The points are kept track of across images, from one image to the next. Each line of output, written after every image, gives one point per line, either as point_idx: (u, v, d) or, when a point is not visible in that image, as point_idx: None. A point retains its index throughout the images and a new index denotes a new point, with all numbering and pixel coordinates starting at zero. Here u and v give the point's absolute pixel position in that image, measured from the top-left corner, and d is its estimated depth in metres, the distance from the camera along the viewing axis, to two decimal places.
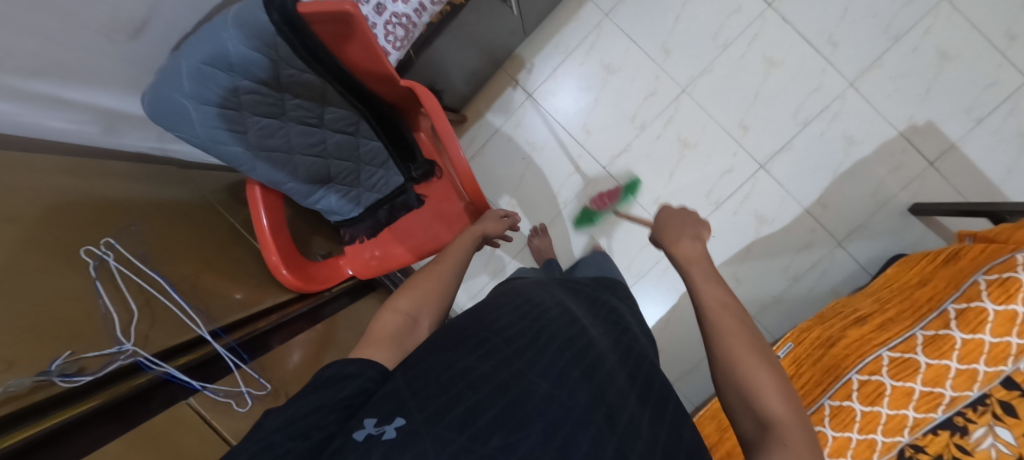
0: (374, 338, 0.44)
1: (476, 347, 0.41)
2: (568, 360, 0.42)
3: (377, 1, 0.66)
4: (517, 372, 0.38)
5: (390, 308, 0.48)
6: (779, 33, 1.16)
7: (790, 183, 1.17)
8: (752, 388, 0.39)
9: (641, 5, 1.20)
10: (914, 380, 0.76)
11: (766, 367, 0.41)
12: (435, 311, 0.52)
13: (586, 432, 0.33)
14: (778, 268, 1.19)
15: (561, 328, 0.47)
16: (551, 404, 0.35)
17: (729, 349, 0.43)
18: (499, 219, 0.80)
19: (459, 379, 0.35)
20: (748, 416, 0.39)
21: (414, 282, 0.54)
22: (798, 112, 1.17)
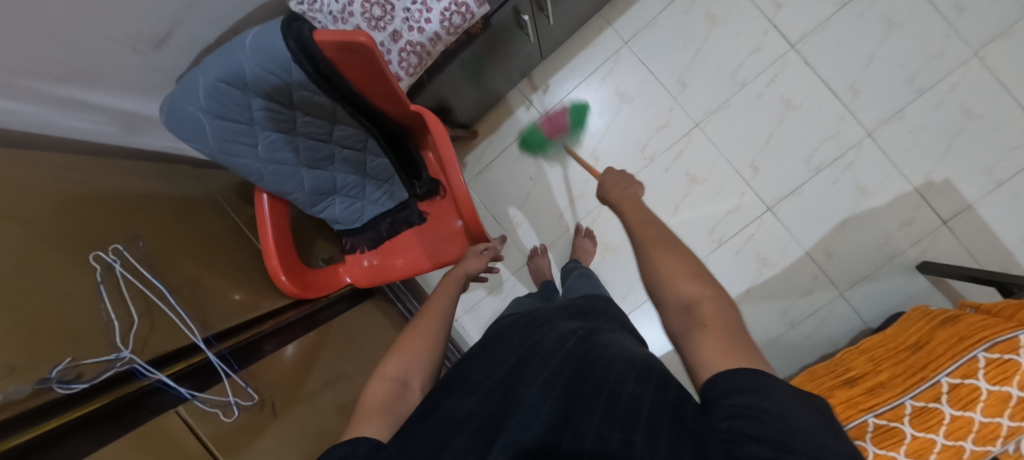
0: (365, 412, 0.43)
1: (450, 389, 0.42)
2: (553, 364, 0.40)
3: (394, 29, 0.68)
4: (502, 396, 0.38)
5: (378, 377, 0.48)
6: (799, 75, 1.15)
7: (796, 228, 1.16)
8: (668, 278, 0.39)
9: (661, 36, 1.20)
10: (898, 451, 0.75)
11: (678, 262, 0.40)
12: (426, 370, 0.52)
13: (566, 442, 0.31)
14: (776, 312, 1.18)
15: (550, 338, 0.46)
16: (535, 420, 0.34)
17: (647, 255, 0.42)
18: (480, 254, 0.82)
19: (447, 425, 0.36)
20: (671, 301, 0.37)
21: (402, 341, 0.54)
22: (811, 157, 1.15)
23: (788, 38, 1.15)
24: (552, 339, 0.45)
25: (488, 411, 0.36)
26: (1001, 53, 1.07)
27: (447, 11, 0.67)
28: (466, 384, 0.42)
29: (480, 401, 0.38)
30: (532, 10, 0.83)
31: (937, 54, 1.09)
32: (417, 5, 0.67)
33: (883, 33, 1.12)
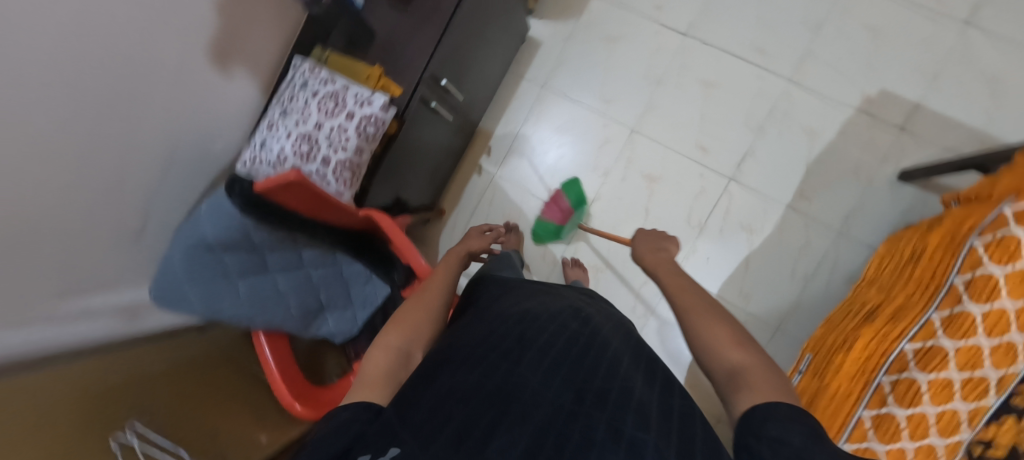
0: (369, 379, 0.41)
1: (445, 362, 0.39)
2: (553, 349, 0.40)
3: (323, 156, 0.78)
4: (504, 374, 0.35)
5: (379, 346, 0.45)
6: (706, 53, 1.23)
7: (766, 185, 1.17)
8: (713, 349, 0.38)
9: (573, 70, 1.32)
10: (948, 369, 0.68)
11: (724, 328, 0.39)
12: (427, 346, 0.50)
13: (579, 422, 0.29)
14: (785, 272, 1.14)
15: (546, 319, 0.46)
16: (539, 399, 0.32)
17: (691, 323, 0.42)
18: (482, 236, 0.86)
19: (446, 400, 0.32)
20: (717, 367, 0.37)
21: (402, 316, 0.52)
22: (749, 118, 1.19)
23: (679, 29, 1.25)
24: (548, 324, 0.45)
25: (484, 383, 0.34)
26: None
27: (361, 126, 0.78)
28: (464, 359, 0.39)
29: (473, 376, 0.35)
30: (437, 96, 0.95)
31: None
32: (336, 129, 0.78)
33: None
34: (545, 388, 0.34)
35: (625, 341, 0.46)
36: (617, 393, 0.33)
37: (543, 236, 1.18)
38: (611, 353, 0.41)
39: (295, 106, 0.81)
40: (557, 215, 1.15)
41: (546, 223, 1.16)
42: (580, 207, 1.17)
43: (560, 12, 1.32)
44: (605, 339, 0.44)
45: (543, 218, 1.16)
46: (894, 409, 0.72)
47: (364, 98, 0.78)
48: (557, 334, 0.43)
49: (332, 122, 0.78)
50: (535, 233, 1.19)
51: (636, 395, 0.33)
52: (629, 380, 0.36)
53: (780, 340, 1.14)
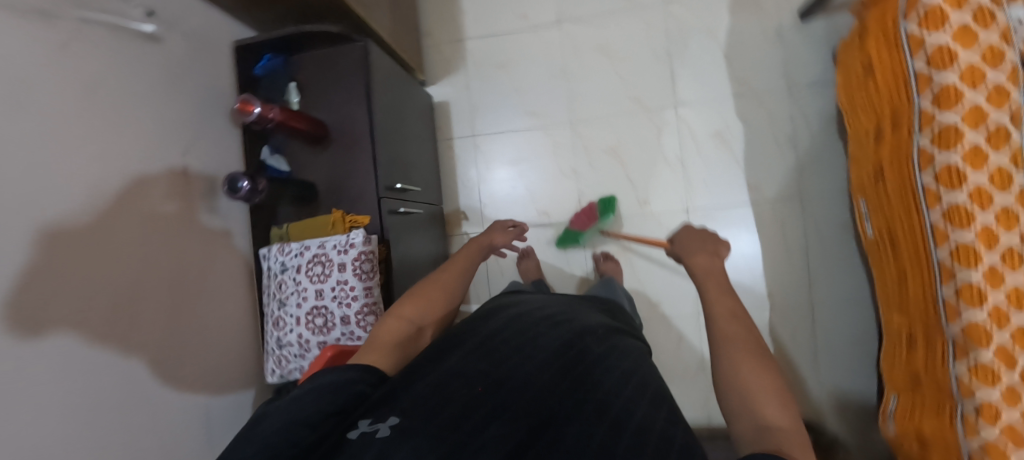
0: (380, 343, 0.50)
1: (458, 352, 0.48)
2: (549, 370, 0.47)
3: (341, 316, 0.77)
4: (506, 375, 0.44)
5: (396, 315, 0.55)
6: (586, 19, 1.26)
7: (707, 92, 1.21)
8: (750, 395, 0.36)
9: (488, 102, 1.31)
10: (967, 136, 0.71)
11: (767, 381, 0.37)
12: (435, 320, 0.60)
13: (570, 429, 0.35)
14: (771, 147, 1.18)
15: (552, 343, 0.53)
16: (536, 401, 0.39)
17: (734, 360, 0.40)
18: (506, 229, 0.88)
19: (450, 381, 0.41)
20: (747, 420, 0.34)
21: (424, 290, 0.61)
22: (655, 48, 1.23)
23: (550, 18, 1.28)
24: (552, 345, 0.53)
25: (487, 376, 0.43)
26: None
27: (356, 268, 0.77)
28: (478, 357, 0.47)
29: (479, 372, 0.43)
30: (400, 201, 0.95)
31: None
32: (338, 285, 0.78)
33: None
34: (544, 398, 0.40)
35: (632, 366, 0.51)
36: (615, 410, 0.38)
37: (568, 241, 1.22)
38: (614, 377, 0.46)
39: (285, 291, 0.79)
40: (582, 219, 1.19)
41: (575, 232, 1.20)
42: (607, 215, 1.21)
43: (445, 63, 1.33)
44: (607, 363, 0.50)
45: (572, 226, 1.20)
46: (956, 197, 0.72)
47: (343, 245, 0.78)
48: (564, 359, 0.50)
49: (329, 283, 0.78)
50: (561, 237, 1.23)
51: (640, 417, 0.37)
52: (628, 402, 0.40)
53: (810, 204, 1.16)
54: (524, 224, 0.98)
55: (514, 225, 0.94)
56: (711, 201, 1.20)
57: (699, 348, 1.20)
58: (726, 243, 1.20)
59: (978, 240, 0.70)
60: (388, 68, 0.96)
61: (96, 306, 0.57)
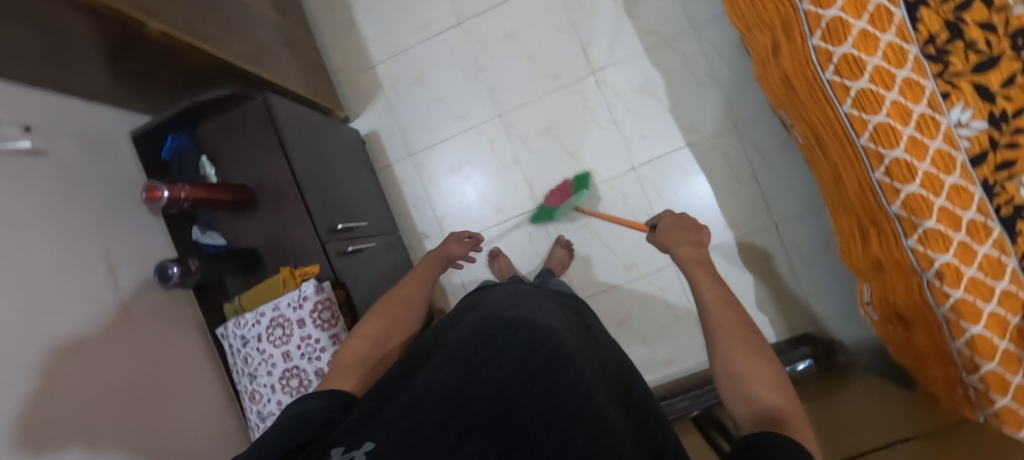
0: (346, 364, 0.51)
1: (429, 365, 0.43)
2: (526, 373, 0.41)
3: (313, 371, 0.76)
4: (486, 380, 0.39)
5: (359, 336, 0.56)
6: (485, 13, 1.27)
7: (620, 51, 1.22)
8: (742, 379, 0.37)
9: (416, 120, 1.30)
10: (852, 24, 0.73)
11: (767, 365, 0.37)
12: (402, 336, 0.61)
13: (550, 439, 0.32)
14: (695, 87, 1.20)
15: (528, 336, 0.49)
16: (516, 410, 0.35)
17: (724, 344, 0.40)
18: (464, 240, 0.87)
19: (425, 395, 0.36)
20: (744, 405, 0.35)
21: (386, 309, 0.62)
22: (558, 23, 1.25)
23: (451, 22, 1.28)
24: (526, 336, 0.49)
25: (462, 387, 0.38)
26: None
27: (316, 320, 0.77)
28: (452, 364, 0.42)
29: (454, 381, 0.38)
30: (347, 240, 0.95)
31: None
32: (303, 342, 0.77)
33: None
34: (523, 400, 0.36)
35: (604, 367, 0.48)
36: (588, 415, 0.36)
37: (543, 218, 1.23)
38: (582, 373, 0.44)
39: (252, 363, 0.78)
40: (558, 195, 1.19)
41: (547, 208, 1.20)
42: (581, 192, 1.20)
43: (363, 94, 1.33)
44: (579, 361, 0.47)
45: (545, 202, 1.20)
46: (859, 85, 0.74)
47: (297, 301, 0.77)
48: (541, 349, 0.46)
49: (293, 342, 0.77)
50: (534, 213, 1.24)
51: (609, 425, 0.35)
52: (603, 407, 0.38)
53: (746, 128, 1.19)
54: (481, 235, 0.96)
55: (473, 236, 0.93)
56: (655, 153, 1.22)
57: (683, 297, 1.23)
58: (681, 190, 1.22)
59: (892, 118, 0.72)
60: (297, 113, 0.95)
61: (55, 424, 0.56)
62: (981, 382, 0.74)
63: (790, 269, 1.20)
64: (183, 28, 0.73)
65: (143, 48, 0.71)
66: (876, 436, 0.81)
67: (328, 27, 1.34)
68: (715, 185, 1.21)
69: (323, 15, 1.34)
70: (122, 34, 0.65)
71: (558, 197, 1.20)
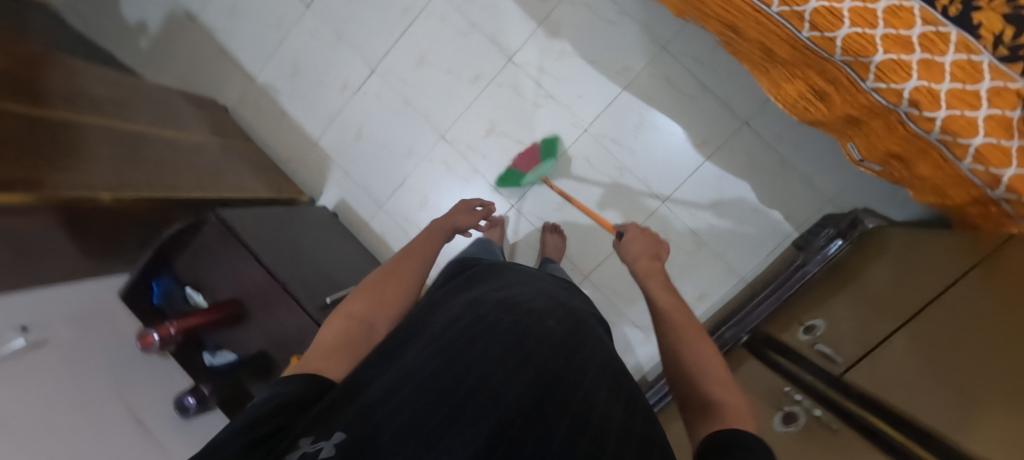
0: (325, 344, 0.49)
1: (413, 348, 0.45)
2: (512, 350, 0.42)
3: None
4: (465, 364, 0.40)
5: (344, 315, 0.54)
6: (391, 50, 1.28)
7: (525, 27, 1.21)
8: (698, 368, 0.45)
9: (372, 173, 1.34)
10: None
11: (713, 355, 0.47)
12: (391, 318, 0.58)
13: (535, 427, 0.33)
14: (609, 28, 1.16)
15: (513, 316, 0.48)
16: (504, 396, 0.35)
17: (684, 339, 0.49)
18: (470, 209, 0.94)
19: (402, 382, 0.38)
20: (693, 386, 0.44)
21: (380, 287, 0.60)
22: (457, 28, 1.24)
23: (363, 72, 1.31)
24: (514, 315, 0.48)
25: (442, 370, 0.39)
26: None
27: None
28: (436, 348, 0.43)
29: (435, 367, 0.39)
30: None
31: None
32: None
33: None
34: (504, 384, 0.37)
35: (593, 341, 0.50)
36: (578, 398, 0.38)
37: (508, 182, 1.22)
38: (573, 351, 0.45)
39: None
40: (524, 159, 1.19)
41: (513, 171, 1.19)
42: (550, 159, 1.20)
43: (317, 172, 1.38)
44: (576, 339, 0.48)
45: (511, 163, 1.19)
46: None
47: None
48: (531, 332, 0.46)
49: None
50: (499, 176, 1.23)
51: (600, 413, 0.37)
52: (591, 388, 0.40)
53: (677, 45, 1.14)
54: (492, 204, 1.06)
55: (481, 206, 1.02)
56: (600, 109, 1.20)
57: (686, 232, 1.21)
58: (642, 131, 1.19)
59: None
60: (252, 217, 0.99)
61: None
62: (1008, 190, 0.61)
63: (778, 160, 1.14)
64: (120, 186, 0.81)
65: (96, 220, 0.79)
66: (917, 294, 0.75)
67: (263, 125, 1.40)
68: (669, 112, 1.17)
69: (254, 117, 1.40)
70: (72, 214, 0.73)
71: (526, 162, 1.19)
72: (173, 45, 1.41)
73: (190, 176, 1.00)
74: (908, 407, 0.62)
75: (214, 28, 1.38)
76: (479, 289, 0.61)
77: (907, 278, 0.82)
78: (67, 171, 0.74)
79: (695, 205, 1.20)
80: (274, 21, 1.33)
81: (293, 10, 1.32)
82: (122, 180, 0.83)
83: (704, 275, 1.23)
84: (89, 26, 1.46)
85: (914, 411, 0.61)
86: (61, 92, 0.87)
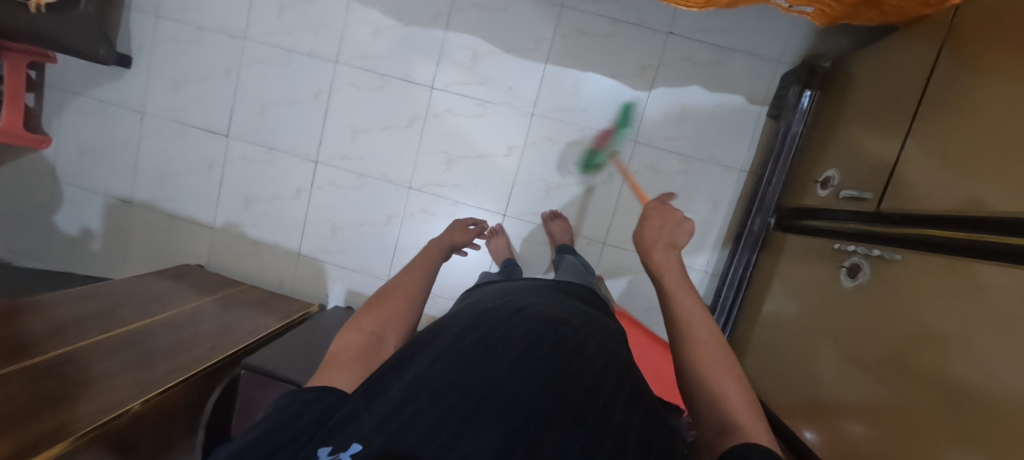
0: (338, 361, 0.49)
1: (427, 355, 0.46)
2: (529, 362, 0.45)
3: None
4: (484, 373, 0.42)
5: (356, 331, 0.54)
6: (323, 136, 1.28)
7: (430, 54, 1.21)
8: (710, 383, 0.45)
9: (363, 253, 1.32)
10: None
11: (723, 365, 0.46)
12: (400, 331, 0.57)
13: (552, 431, 0.35)
14: (505, 15, 1.18)
15: (530, 328, 0.52)
16: (513, 400, 0.38)
17: (695, 350, 0.48)
18: (466, 228, 0.97)
19: (417, 390, 0.39)
20: (707, 404, 0.44)
21: (385, 300, 0.59)
22: (371, 85, 1.24)
23: (308, 169, 1.30)
24: (530, 327, 0.51)
25: (456, 378, 0.40)
26: (225, 18, 1.25)
27: None
28: (450, 358, 0.44)
29: (449, 376, 0.41)
30: None
31: (249, 55, 1.26)
32: None
33: (261, 108, 1.28)
34: (520, 390, 0.40)
35: (607, 352, 0.52)
36: (595, 411, 0.39)
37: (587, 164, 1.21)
38: (592, 367, 0.47)
39: None
40: (601, 136, 1.21)
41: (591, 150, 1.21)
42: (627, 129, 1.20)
43: (314, 279, 1.36)
44: (589, 346, 0.52)
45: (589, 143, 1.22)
46: None
47: None
48: (541, 344, 0.48)
49: None
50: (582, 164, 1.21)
51: (617, 421, 0.39)
52: (609, 402, 0.42)
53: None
54: (484, 221, 1.10)
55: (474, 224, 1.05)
56: (534, 89, 1.21)
57: (667, 159, 1.21)
58: (582, 88, 1.20)
59: None
60: (277, 351, 0.97)
61: None
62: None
63: (713, 51, 1.16)
64: (144, 388, 0.80)
65: (139, 432, 0.77)
66: (896, 129, 0.78)
67: (243, 263, 1.38)
68: (596, 60, 1.18)
69: (232, 260, 1.38)
70: (115, 439, 0.71)
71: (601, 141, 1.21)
72: (126, 235, 1.40)
73: (200, 343, 0.98)
74: (937, 208, 0.63)
75: (154, 200, 1.37)
76: (489, 300, 0.64)
77: (880, 99, 0.85)
78: (89, 401, 0.73)
79: (663, 127, 1.20)
80: (206, 166, 1.33)
81: (218, 148, 1.31)
82: (143, 381, 0.81)
83: (706, 183, 1.22)
84: (41, 257, 1.44)
85: (943, 207, 0.62)
86: (46, 331, 0.85)
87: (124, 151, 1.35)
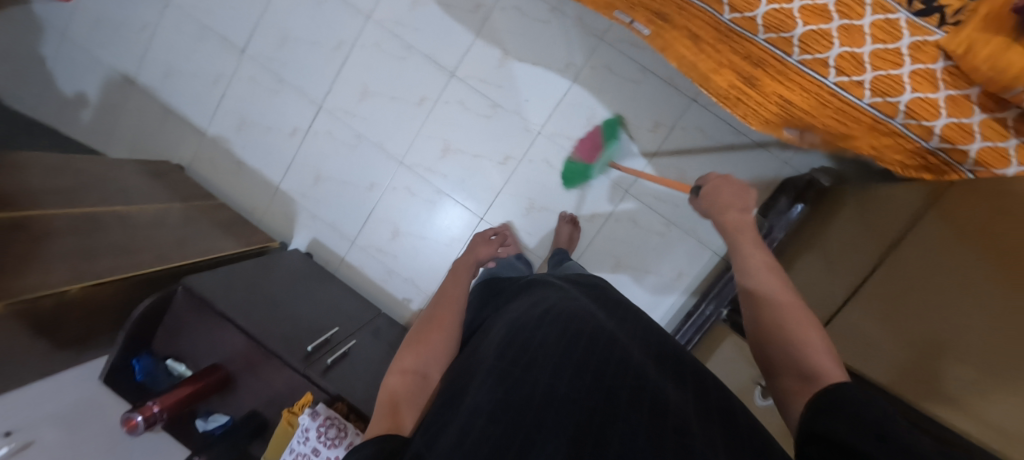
0: (386, 406, 0.51)
1: (474, 383, 0.45)
2: (567, 360, 0.43)
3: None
4: (534, 386, 0.40)
5: (399, 372, 0.56)
6: (333, 86, 1.27)
7: (461, 43, 1.20)
8: (800, 346, 0.40)
9: (337, 208, 1.33)
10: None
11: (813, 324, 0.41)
12: (445, 364, 0.59)
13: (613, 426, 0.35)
14: (544, 29, 1.16)
15: (561, 327, 0.48)
16: (569, 406, 0.38)
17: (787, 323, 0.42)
18: (490, 239, 0.91)
19: (474, 418, 0.38)
20: (796, 372, 0.39)
21: (425, 335, 0.61)
22: (397, 53, 1.22)
23: (309, 113, 1.29)
24: (560, 327, 0.48)
25: (508, 399, 0.39)
26: None
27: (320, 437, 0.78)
28: (496, 379, 0.42)
29: (500, 396, 0.40)
30: (325, 354, 0.97)
31: None
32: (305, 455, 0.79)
33: (283, 39, 1.27)
34: (571, 395, 0.39)
35: (640, 342, 0.49)
36: (646, 395, 0.38)
37: (574, 177, 1.17)
38: (626, 358, 0.43)
39: None
40: (591, 151, 1.15)
41: (576, 164, 1.16)
42: (613, 141, 1.16)
43: (285, 218, 1.37)
44: (611, 329, 0.49)
45: (573, 159, 1.16)
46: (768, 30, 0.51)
47: (303, 436, 0.79)
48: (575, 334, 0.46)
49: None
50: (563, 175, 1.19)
51: (665, 402, 0.37)
52: (657, 381, 0.40)
53: (612, 33, 1.13)
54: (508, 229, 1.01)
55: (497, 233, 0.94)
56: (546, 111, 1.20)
57: (646, 215, 1.22)
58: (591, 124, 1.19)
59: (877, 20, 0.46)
60: (220, 281, 0.99)
61: None
62: (974, 165, 0.48)
63: (729, 132, 1.15)
64: (77, 277, 0.81)
65: (64, 315, 0.80)
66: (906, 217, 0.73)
67: (221, 180, 1.38)
68: (615, 102, 1.17)
69: (212, 174, 1.39)
70: (35, 317, 0.74)
71: (588, 152, 1.15)
72: (117, 114, 1.40)
73: (150, 249, 1.00)
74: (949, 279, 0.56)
75: (155, 90, 1.36)
76: (518, 308, 0.60)
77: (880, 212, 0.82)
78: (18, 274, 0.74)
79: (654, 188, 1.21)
80: (213, 77, 1.32)
81: (230, 62, 1.30)
82: (77, 270, 0.83)
83: (678, 253, 1.24)
84: (31, 107, 1.44)
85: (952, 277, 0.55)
86: None
87: (137, 34, 1.34)
